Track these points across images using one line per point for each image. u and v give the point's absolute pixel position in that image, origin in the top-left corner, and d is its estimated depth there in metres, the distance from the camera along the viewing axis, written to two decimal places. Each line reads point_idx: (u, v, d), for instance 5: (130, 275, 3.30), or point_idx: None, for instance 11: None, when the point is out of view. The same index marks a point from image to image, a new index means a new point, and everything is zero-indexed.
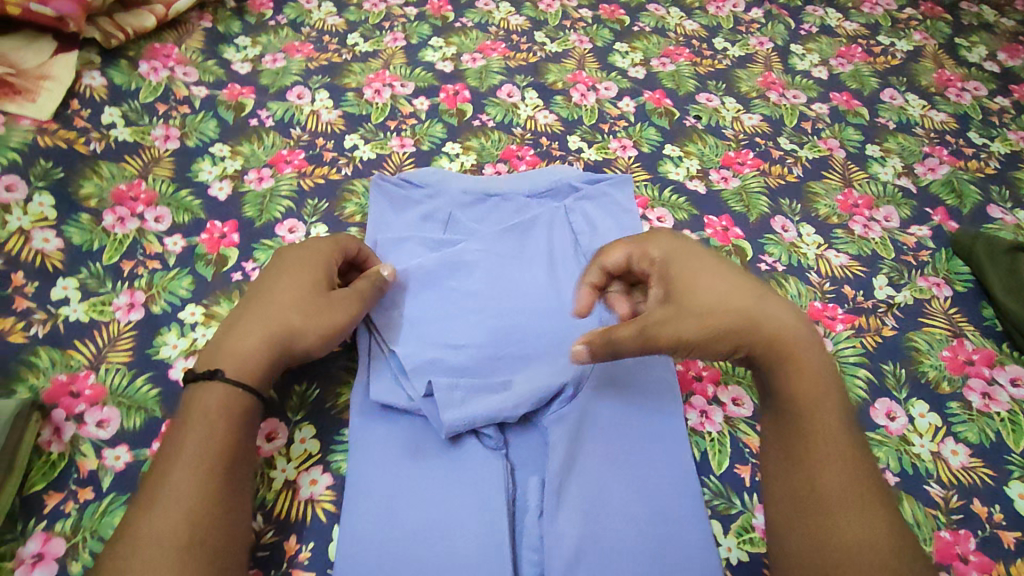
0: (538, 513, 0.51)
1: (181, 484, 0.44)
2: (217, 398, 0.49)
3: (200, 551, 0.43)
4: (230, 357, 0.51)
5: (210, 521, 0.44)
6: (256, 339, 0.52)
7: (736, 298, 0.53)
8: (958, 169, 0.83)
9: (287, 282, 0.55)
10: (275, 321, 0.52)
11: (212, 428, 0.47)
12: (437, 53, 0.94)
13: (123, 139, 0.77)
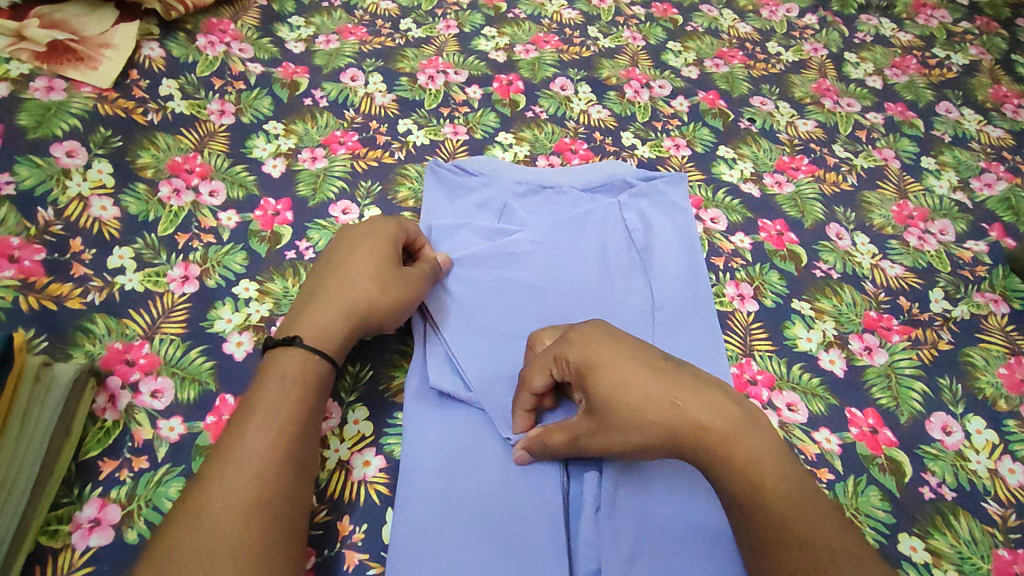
0: (594, 507, 0.50)
1: (256, 441, 0.45)
2: (293, 361, 0.50)
3: (269, 507, 0.44)
4: (307, 329, 0.53)
5: (279, 479, 0.45)
6: (329, 314, 0.54)
7: (651, 406, 0.45)
8: (1015, 186, 0.82)
9: (359, 258, 0.56)
10: (352, 296, 0.54)
11: (287, 391, 0.49)
12: (490, 42, 0.93)
13: (179, 112, 0.77)
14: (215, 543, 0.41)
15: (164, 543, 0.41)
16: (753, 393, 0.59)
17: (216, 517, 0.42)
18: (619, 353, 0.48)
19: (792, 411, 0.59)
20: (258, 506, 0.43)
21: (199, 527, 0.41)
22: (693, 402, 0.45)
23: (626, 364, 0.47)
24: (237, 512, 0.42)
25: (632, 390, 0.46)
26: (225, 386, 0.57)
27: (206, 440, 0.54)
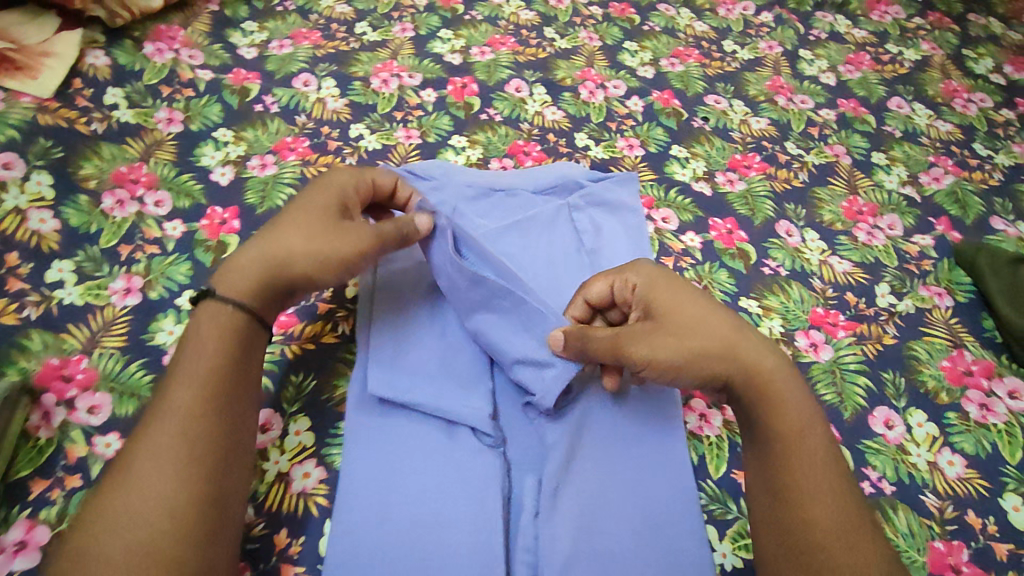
0: (534, 513, 0.51)
1: (172, 411, 0.45)
2: (212, 319, 0.50)
3: (198, 468, 0.44)
4: (234, 278, 0.52)
5: (205, 447, 0.45)
6: (256, 264, 0.52)
7: (716, 334, 0.53)
8: (963, 179, 0.83)
9: (293, 211, 0.55)
10: (272, 249, 0.53)
11: (212, 348, 0.48)
12: (445, 45, 0.93)
13: (125, 121, 0.75)
14: (137, 520, 0.41)
15: (86, 526, 0.41)
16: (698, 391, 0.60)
17: (139, 493, 0.42)
18: (691, 292, 0.56)
19: None
20: (182, 478, 0.43)
21: (122, 505, 0.42)
22: (749, 344, 0.54)
23: (698, 301, 0.55)
24: (167, 473, 0.43)
25: (699, 316, 0.54)
26: None
27: None
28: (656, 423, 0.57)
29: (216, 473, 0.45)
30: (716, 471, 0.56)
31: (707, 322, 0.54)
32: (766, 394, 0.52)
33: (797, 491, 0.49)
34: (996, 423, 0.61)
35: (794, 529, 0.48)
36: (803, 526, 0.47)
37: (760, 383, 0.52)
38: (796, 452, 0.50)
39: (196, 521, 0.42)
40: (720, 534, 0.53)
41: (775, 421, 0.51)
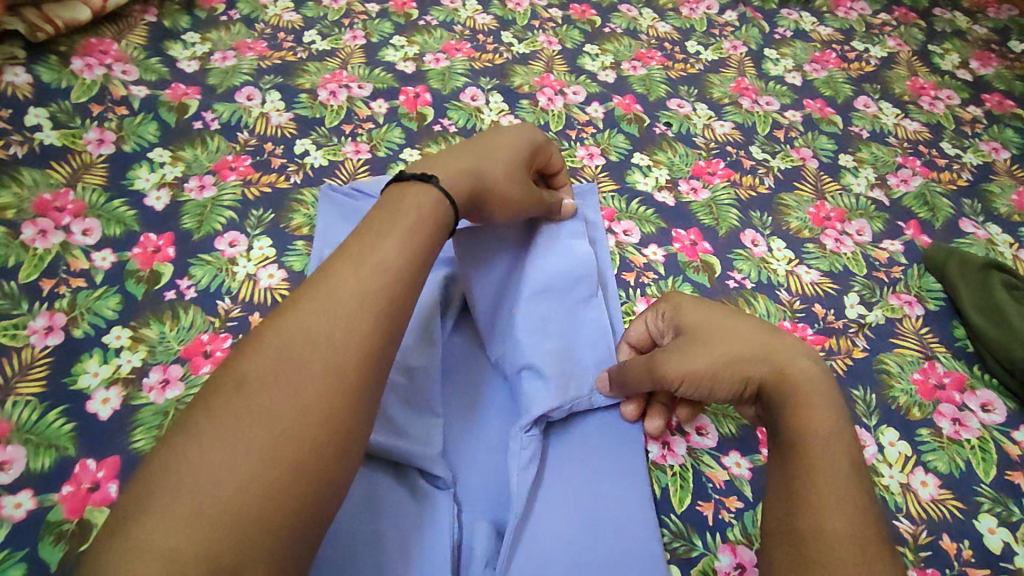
0: (487, 564, 0.49)
1: (337, 329, 0.39)
2: (406, 227, 0.46)
3: (326, 379, 0.38)
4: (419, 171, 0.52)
5: (352, 371, 0.39)
6: (431, 162, 0.53)
7: (749, 339, 0.51)
8: (931, 181, 0.81)
9: (501, 148, 0.57)
10: (485, 173, 0.54)
11: (394, 243, 0.44)
12: (398, 52, 0.88)
13: (49, 143, 0.71)
14: (244, 431, 0.35)
15: (199, 406, 0.37)
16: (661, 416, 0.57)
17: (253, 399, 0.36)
18: (725, 310, 0.55)
19: (701, 435, 0.57)
20: (302, 397, 0.37)
21: (226, 409, 0.36)
22: (785, 350, 0.51)
23: (731, 316, 0.54)
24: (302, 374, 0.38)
25: (734, 325, 0.52)
26: (86, 451, 0.52)
27: (58, 515, 0.49)
28: (617, 460, 0.54)
29: (338, 392, 0.38)
30: (680, 504, 0.54)
31: (741, 331, 0.52)
32: (795, 396, 0.48)
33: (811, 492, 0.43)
34: (970, 439, 0.58)
35: (802, 537, 0.42)
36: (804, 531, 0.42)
37: (790, 383, 0.49)
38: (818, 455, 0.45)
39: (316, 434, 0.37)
40: (683, 574, 0.50)
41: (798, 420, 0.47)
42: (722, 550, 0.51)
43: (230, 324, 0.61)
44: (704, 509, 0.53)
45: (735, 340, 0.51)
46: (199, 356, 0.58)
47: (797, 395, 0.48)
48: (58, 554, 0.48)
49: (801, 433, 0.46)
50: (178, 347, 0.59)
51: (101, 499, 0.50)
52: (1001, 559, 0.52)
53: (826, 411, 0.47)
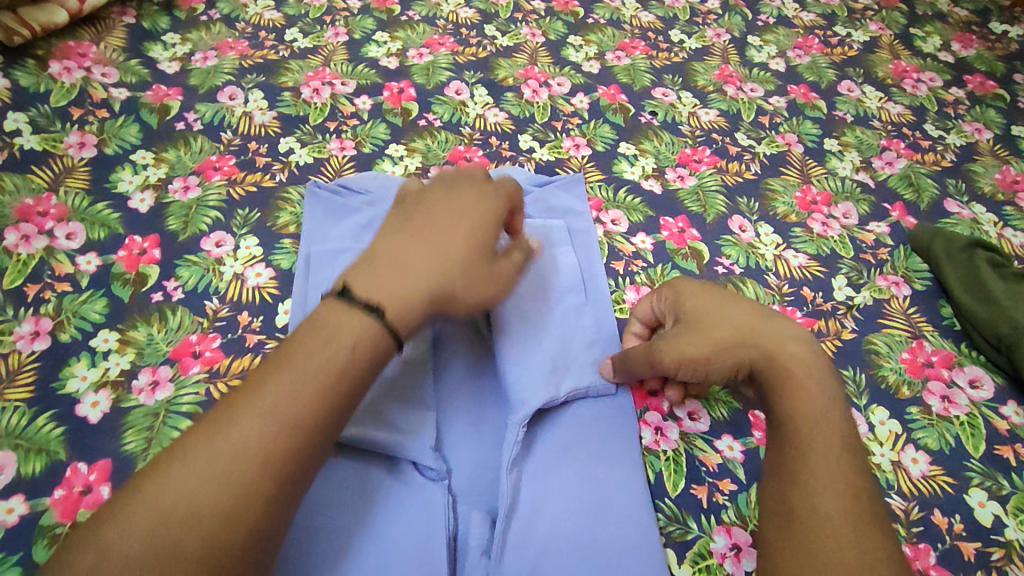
0: (483, 552, 0.49)
1: (262, 433, 0.38)
2: (347, 334, 0.42)
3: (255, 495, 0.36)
4: (367, 282, 0.45)
5: (276, 489, 0.37)
6: (389, 266, 0.46)
7: (734, 319, 0.52)
8: (915, 162, 0.82)
9: (464, 232, 0.50)
10: (443, 278, 0.47)
11: (354, 337, 0.42)
12: (381, 48, 0.88)
13: (30, 147, 0.70)
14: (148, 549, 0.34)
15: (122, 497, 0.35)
16: (653, 402, 0.58)
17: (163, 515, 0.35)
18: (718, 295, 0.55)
19: (693, 420, 0.57)
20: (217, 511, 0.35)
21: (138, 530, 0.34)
22: (774, 330, 0.51)
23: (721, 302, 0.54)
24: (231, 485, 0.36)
25: (723, 307, 0.53)
26: (77, 454, 0.52)
27: (50, 519, 0.49)
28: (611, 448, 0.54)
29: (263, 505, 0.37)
30: (674, 488, 0.54)
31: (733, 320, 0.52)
32: (785, 383, 0.49)
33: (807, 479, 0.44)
34: (958, 415, 0.59)
35: (800, 524, 0.43)
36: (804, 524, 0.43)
37: (781, 366, 0.49)
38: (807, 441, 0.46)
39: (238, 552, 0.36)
40: (679, 557, 0.50)
41: (792, 406, 0.48)
42: (718, 532, 0.52)
43: (218, 324, 0.60)
44: (699, 493, 0.54)
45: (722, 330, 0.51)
46: (188, 357, 0.58)
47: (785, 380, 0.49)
48: None
49: (789, 418, 0.47)
50: (166, 348, 0.58)
51: (94, 502, 0.50)
52: (991, 532, 0.53)
53: (819, 399, 0.48)
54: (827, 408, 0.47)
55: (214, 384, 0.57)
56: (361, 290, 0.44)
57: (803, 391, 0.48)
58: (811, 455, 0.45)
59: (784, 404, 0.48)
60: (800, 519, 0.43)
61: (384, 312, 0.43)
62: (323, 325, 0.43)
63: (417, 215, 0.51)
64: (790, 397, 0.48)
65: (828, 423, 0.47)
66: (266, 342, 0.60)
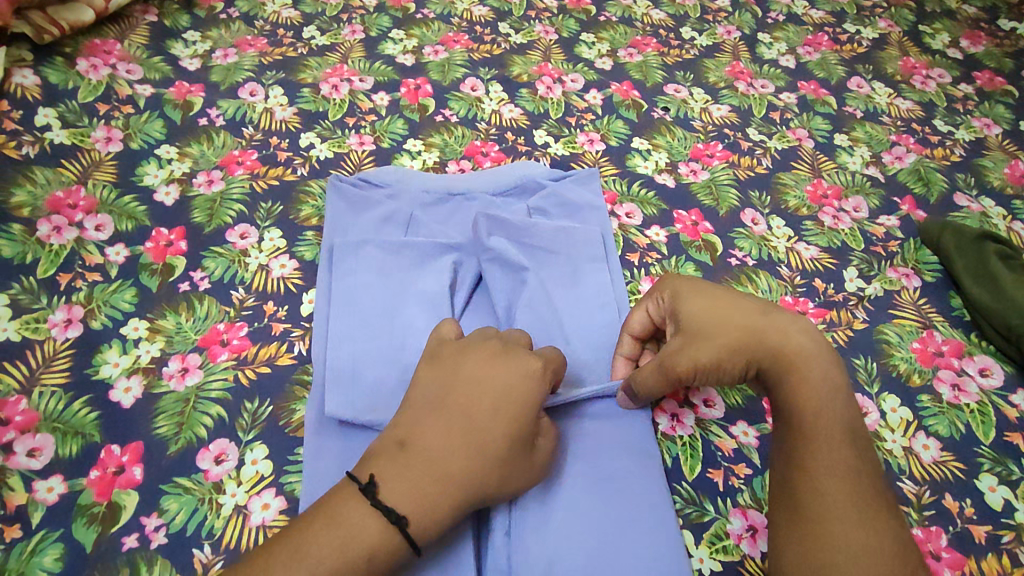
0: (505, 531, 0.50)
1: (341, 556, 0.40)
2: (379, 537, 0.42)
3: None
4: (394, 484, 0.43)
5: None
6: (420, 468, 0.44)
7: (741, 318, 0.51)
8: (925, 157, 0.83)
9: (506, 380, 0.47)
10: (480, 458, 0.45)
11: (420, 492, 0.43)
12: (397, 45, 0.89)
13: (59, 142, 0.72)
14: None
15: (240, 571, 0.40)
16: (669, 389, 0.59)
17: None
18: (701, 289, 0.54)
19: (708, 406, 0.58)
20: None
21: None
22: (782, 322, 0.50)
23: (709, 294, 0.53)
24: None
25: (726, 307, 0.52)
26: (111, 437, 0.54)
27: (88, 498, 0.51)
28: (625, 429, 0.55)
29: None
30: (691, 472, 0.55)
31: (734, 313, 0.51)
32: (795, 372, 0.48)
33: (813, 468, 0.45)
34: (969, 403, 0.60)
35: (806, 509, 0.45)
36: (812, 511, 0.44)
37: (788, 361, 0.49)
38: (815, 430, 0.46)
39: None
40: (696, 538, 0.52)
41: (798, 395, 0.48)
42: (733, 514, 0.53)
43: (245, 313, 0.62)
44: (715, 476, 0.55)
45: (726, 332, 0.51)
46: (216, 345, 0.59)
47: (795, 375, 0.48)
48: (91, 535, 0.49)
49: (798, 409, 0.48)
50: (195, 336, 0.60)
51: (127, 482, 0.52)
52: (1001, 516, 0.54)
53: (828, 386, 0.48)
54: (833, 398, 0.48)
55: (242, 370, 0.58)
56: (387, 495, 0.43)
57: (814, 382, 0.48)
58: (815, 440, 0.46)
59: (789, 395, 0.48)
60: (809, 509, 0.44)
61: (409, 525, 0.42)
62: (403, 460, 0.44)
63: (460, 371, 0.48)
64: (795, 387, 0.48)
65: (833, 411, 0.47)
66: (291, 330, 0.61)
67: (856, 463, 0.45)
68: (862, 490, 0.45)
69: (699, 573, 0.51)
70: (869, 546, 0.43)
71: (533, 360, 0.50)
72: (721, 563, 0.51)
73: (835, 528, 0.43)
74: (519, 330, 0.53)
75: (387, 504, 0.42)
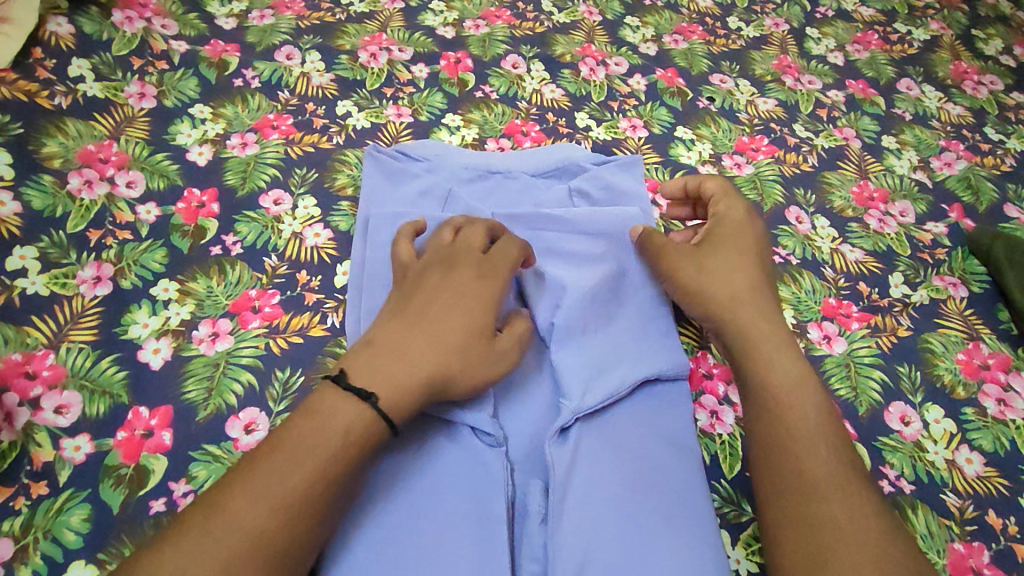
0: (542, 519, 0.50)
1: (316, 440, 0.42)
2: (350, 420, 0.43)
3: (289, 501, 0.40)
4: (364, 368, 0.45)
5: (304, 494, 0.41)
6: (386, 353, 0.47)
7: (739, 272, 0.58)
8: (975, 165, 0.81)
9: (459, 279, 0.52)
10: (436, 337, 0.48)
11: (388, 365, 0.46)
12: (437, 17, 0.86)
13: (92, 95, 0.70)
14: (196, 569, 0.37)
15: (222, 483, 0.41)
16: (707, 389, 0.58)
17: (209, 538, 0.38)
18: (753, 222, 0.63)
19: None
20: (253, 532, 0.39)
21: (190, 542, 0.38)
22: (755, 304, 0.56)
23: (750, 228, 0.61)
24: (270, 482, 0.40)
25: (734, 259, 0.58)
26: (140, 399, 0.53)
27: (115, 459, 0.50)
28: (663, 426, 0.54)
29: (292, 504, 0.40)
30: (730, 470, 0.55)
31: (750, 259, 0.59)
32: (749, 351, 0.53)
33: (783, 442, 0.48)
34: (1014, 419, 0.59)
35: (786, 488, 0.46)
36: (798, 488, 0.45)
37: (747, 336, 0.54)
38: (777, 400, 0.49)
39: (262, 546, 0.39)
40: (733, 539, 0.51)
41: (760, 373, 0.51)
42: None
43: (277, 281, 0.60)
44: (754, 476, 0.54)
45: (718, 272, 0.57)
46: (247, 311, 0.58)
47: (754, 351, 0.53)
48: (119, 497, 0.48)
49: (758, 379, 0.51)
50: (226, 301, 0.59)
51: (156, 446, 0.51)
52: None
53: (780, 372, 0.51)
54: (792, 378, 0.50)
55: (273, 339, 0.57)
56: (357, 376, 0.45)
57: (766, 363, 0.51)
58: (784, 416, 0.48)
59: (756, 374, 0.51)
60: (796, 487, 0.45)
61: (378, 397, 0.44)
62: (369, 348, 0.47)
63: (417, 279, 0.53)
64: (763, 366, 0.51)
65: (796, 391, 0.50)
66: (325, 301, 0.60)
67: (821, 441, 0.47)
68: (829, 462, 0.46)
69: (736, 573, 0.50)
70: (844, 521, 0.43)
71: (481, 263, 0.54)
72: (758, 565, 0.51)
73: (816, 506, 0.44)
74: (472, 230, 0.57)
75: (358, 384, 0.44)
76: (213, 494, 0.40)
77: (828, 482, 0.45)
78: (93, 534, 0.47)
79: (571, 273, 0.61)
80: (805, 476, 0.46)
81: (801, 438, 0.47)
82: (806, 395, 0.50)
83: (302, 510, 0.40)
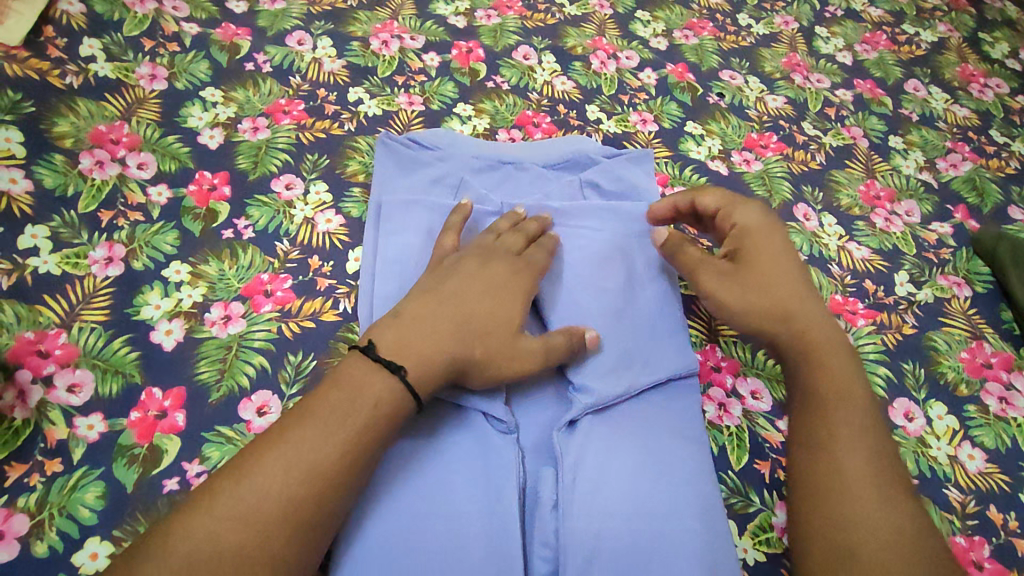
0: (553, 505, 0.50)
1: (345, 410, 0.43)
2: (381, 391, 0.44)
3: (319, 470, 0.41)
4: (392, 342, 0.47)
5: (334, 465, 0.41)
6: (413, 329, 0.48)
7: (778, 290, 0.56)
8: (980, 166, 0.81)
9: (485, 274, 0.54)
10: (464, 322, 0.50)
11: (416, 341, 0.47)
12: (449, 6, 0.86)
13: (103, 75, 0.70)
14: (228, 533, 0.38)
15: (251, 449, 0.42)
16: (716, 382, 0.59)
17: (243, 500, 0.39)
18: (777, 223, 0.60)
19: (755, 399, 0.59)
20: (286, 499, 0.39)
21: (221, 505, 0.38)
22: (808, 313, 0.55)
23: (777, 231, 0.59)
24: (298, 447, 0.41)
25: (778, 271, 0.57)
26: (153, 379, 0.53)
27: (129, 439, 0.50)
28: (672, 416, 0.55)
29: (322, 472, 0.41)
30: (737, 462, 0.55)
31: (784, 256, 0.58)
32: (811, 359, 0.53)
33: (831, 442, 0.49)
34: (1016, 417, 0.60)
35: (825, 480, 0.48)
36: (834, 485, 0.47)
37: (809, 342, 0.54)
38: (829, 398, 0.51)
39: (296, 511, 0.40)
40: (740, 529, 0.52)
41: (812, 374, 0.53)
42: (779, 507, 0.54)
43: (290, 266, 0.60)
44: (761, 468, 0.55)
45: (763, 296, 0.56)
46: (260, 295, 0.58)
47: (815, 354, 0.53)
48: (133, 476, 0.48)
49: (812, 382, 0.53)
50: (238, 285, 0.59)
51: (169, 427, 0.51)
52: None
53: (842, 375, 0.52)
54: (845, 385, 0.52)
55: (286, 323, 0.57)
56: (386, 350, 0.46)
57: (829, 370, 0.52)
58: (834, 414, 0.50)
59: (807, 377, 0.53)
60: (836, 483, 0.47)
61: (405, 371, 0.45)
62: (398, 324, 0.48)
63: (441, 270, 0.54)
64: (814, 370, 0.53)
65: (851, 400, 0.51)
66: (337, 287, 0.60)
67: (873, 445, 0.49)
68: (882, 474, 0.48)
69: (743, 562, 0.51)
70: (885, 521, 0.45)
71: (512, 265, 0.55)
72: (764, 555, 0.51)
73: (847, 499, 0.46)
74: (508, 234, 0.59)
75: (387, 356, 0.46)
76: (242, 459, 0.41)
77: (869, 482, 0.47)
78: (107, 512, 0.47)
79: (585, 265, 0.61)
80: (836, 474, 0.48)
81: (853, 438, 0.49)
82: (855, 404, 0.51)
83: (330, 484, 0.41)
